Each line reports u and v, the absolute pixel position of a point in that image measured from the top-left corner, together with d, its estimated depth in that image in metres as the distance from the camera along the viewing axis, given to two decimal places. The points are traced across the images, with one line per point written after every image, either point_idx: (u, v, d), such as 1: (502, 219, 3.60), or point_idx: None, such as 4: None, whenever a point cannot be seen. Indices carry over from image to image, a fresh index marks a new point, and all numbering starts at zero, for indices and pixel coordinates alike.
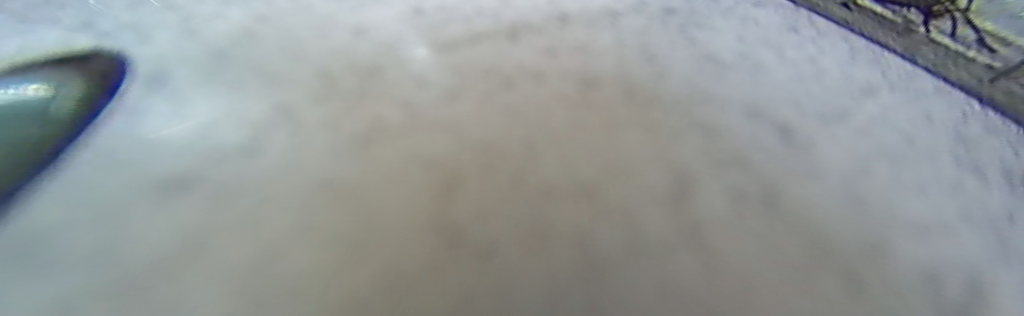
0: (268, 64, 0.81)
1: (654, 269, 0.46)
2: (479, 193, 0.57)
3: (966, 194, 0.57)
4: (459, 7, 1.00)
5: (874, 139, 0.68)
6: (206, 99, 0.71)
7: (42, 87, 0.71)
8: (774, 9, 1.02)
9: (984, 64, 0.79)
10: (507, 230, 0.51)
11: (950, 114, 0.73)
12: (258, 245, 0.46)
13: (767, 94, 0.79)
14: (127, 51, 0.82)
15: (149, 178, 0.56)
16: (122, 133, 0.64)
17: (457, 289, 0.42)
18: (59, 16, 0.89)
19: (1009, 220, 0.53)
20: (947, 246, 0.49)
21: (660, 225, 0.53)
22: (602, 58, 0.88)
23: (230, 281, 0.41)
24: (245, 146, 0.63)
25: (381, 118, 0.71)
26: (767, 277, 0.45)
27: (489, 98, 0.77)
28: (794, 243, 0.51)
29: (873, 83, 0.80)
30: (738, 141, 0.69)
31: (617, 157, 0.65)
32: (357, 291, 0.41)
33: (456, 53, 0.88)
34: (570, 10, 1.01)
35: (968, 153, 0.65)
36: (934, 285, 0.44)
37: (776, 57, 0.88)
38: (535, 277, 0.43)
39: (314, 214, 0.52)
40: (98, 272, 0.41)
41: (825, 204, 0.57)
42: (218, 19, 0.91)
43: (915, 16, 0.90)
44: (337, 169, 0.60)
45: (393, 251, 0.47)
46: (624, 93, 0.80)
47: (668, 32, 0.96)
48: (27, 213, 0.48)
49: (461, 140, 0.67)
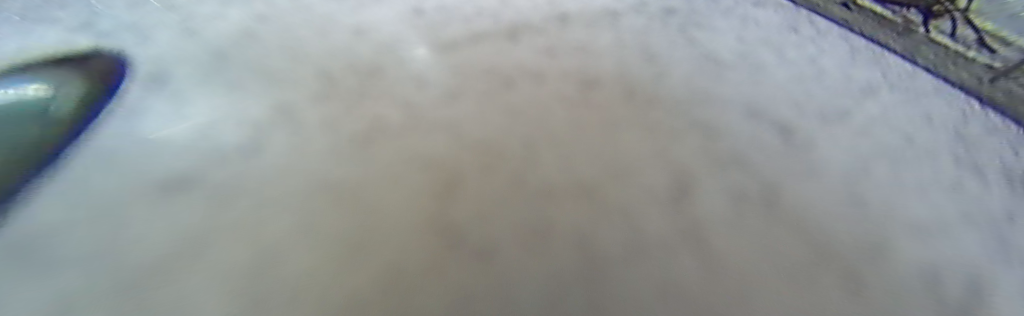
0: (269, 63, 0.81)
1: (655, 269, 0.46)
2: (479, 192, 0.58)
3: (966, 194, 0.57)
4: (459, 7, 1.00)
5: (874, 139, 0.68)
6: (207, 99, 0.71)
7: (42, 87, 0.71)
8: (774, 9, 1.02)
9: (984, 64, 0.79)
10: (507, 229, 0.51)
11: (950, 114, 0.73)
12: (257, 246, 0.46)
13: (767, 94, 0.79)
14: (127, 51, 0.82)
15: (149, 178, 0.56)
16: (120, 133, 0.64)
17: (458, 289, 0.42)
18: (59, 16, 0.89)
19: (1010, 220, 0.53)
20: (948, 247, 0.49)
21: (662, 224, 0.53)
22: (603, 58, 0.88)
23: (231, 281, 0.41)
24: (245, 146, 0.63)
25: (381, 118, 0.71)
26: (768, 278, 0.45)
27: (490, 98, 0.77)
28: (794, 243, 0.51)
29: (873, 83, 0.80)
30: (738, 141, 0.69)
31: (617, 156, 0.66)
32: (357, 291, 0.41)
33: (456, 54, 0.87)
34: (570, 9, 1.01)
35: (968, 152, 0.65)
36: (935, 286, 0.44)
37: (775, 57, 0.88)
38: (535, 277, 0.43)
39: (314, 214, 0.52)
40: (98, 272, 0.41)
41: (826, 204, 0.57)
42: (218, 19, 0.91)
43: (915, 16, 0.91)
44: (337, 169, 0.60)
45: (393, 251, 0.47)
46: (624, 93, 0.80)
47: (668, 32, 0.96)
48: (29, 214, 0.48)
49: (461, 140, 0.67)
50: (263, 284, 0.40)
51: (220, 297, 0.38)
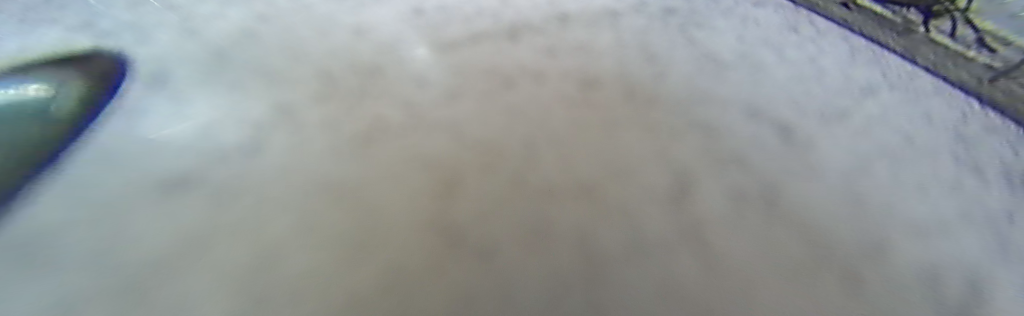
0: (269, 64, 0.81)
1: (655, 268, 0.46)
2: (479, 192, 0.58)
3: (965, 194, 0.58)
4: (459, 7, 0.99)
5: (874, 139, 0.68)
6: (206, 99, 0.71)
7: (42, 88, 0.71)
8: (774, 9, 1.02)
9: (984, 64, 0.78)
10: (507, 229, 0.51)
11: (950, 114, 0.73)
12: (257, 246, 0.46)
13: (766, 94, 0.79)
14: (128, 51, 0.82)
15: (150, 177, 0.56)
16: (120, 133, 0.64)
17: (458, 289, 0.42)
18: (60, 17, 0.89)
19: (1009, 219, 0.53)
20: (946, 246, 0.49)
21: (661, 224, 0.54)
22: (602, 58, 0.88)
23: (233, 281, 0.41)
24: (246, 146, 0.63)
25: (381, 118, 0.71)
26: (768, 277, 0.45)
27: (490, 98, 0.77)
28: (793, 243, 0.51)
29: (873, 83, 0.80)
30: (739, 141, 0.69)
31: (616, 156, 0.66)
32: (358, 291, 0.41)
33: (456, 53, 0.87)
34: (570, 9, 1.00)
35: (967, 152, 0.66)
36: (934, 286, 0.44)
37: (775, 57, 0.88)
38: (535, 275, 0.44)
39: (315, 214, 0.52)
40: (100, 271, 0.41)
41: (826, 204, 0.57)
42: (219, 20, 0.91)
43: (915, 16, 0.89)
44: (337, 169, 0.60)
45: (394, 251, 0.47)
46: (625, 94, 0.80)
47: (668, 32, 0.96)
48: (30, 214, 0.48)
49: (461, 140, 0.67)
50: (262, 285, 0.40)
51: (221, 298, 0.39)
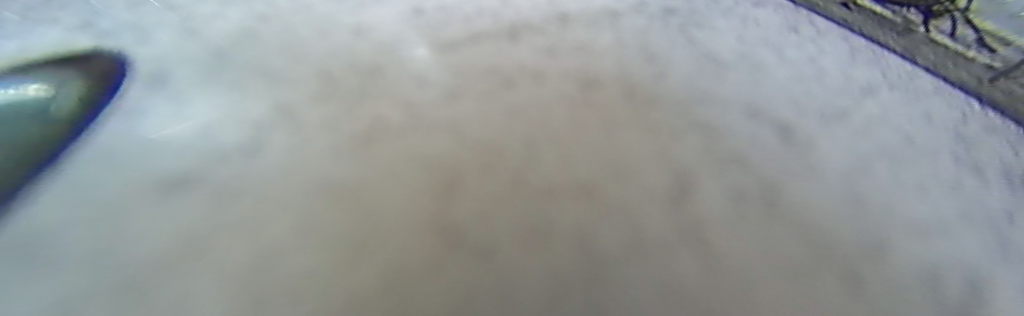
0: (269, 64, 0.81)
1: (655, 268, 0.46)
2: (479, 192, 0.58)
3: (965, 194, 0.58)
4: (459, 7, 0.99)
5: (874, 138, 0.68)
6: (206, 99, 0.71)
7: (42, 87, 0.71)
8: (774, 9, 1.02)
9: (984, 64, 0.78)
10: (507, 229, 0.51)
11: (950, 114, 0.73)
12: (257, 246, 0.46)
13: (766, 94, 0.79)
14: (128, 51, 0.82)
15: (150, 177, 0.56)
16: (120, 133, 0.64)
17: (458, 289, 0.42)
18: (60, 16, 0.89)
19: (1009, 219, 0.53)
20: (946, 246, 0.49)
21: (661, 224, 0.54)
22: (602, 58, 0.88)
23: (234, 280, 0.41)
24: (246, 146, 0.63)
25: (381, 117, 0.71)
26: (767, 277, 0.45)
27: (490, 98, 0.77)
28: (793, 243, 0.51)
29: (873, 83, 0.80)
30: (739, 141, 0.69)
31: (617, 155, 0.66)
32: (359, 291, 0.41)
33: (456, 53, 0.87)
34: (570, 9, 1.00)
35: (967, 152, 0.66)
36: (934, 286, 0.44)
37: (775, 57, 0.88)
38: (535, 275, 0.44)
39: (315, 214, 0.52)
40: (101, 271, 0.41)
41: (826, 204, 0.57)
42: (219, 20, 0.91)
43: (915, 16, 0.88)
44: (337, 169, 0.60)
45: (394, 251, 0.47)
46: (625, 93, 0.80)
47: (668, 32, 0.96)
48: (30, 214, 0.48)
49: (461, 140, 0.67)
50: (262, 285, 0.40)
51: (222, 298, 0.39)
